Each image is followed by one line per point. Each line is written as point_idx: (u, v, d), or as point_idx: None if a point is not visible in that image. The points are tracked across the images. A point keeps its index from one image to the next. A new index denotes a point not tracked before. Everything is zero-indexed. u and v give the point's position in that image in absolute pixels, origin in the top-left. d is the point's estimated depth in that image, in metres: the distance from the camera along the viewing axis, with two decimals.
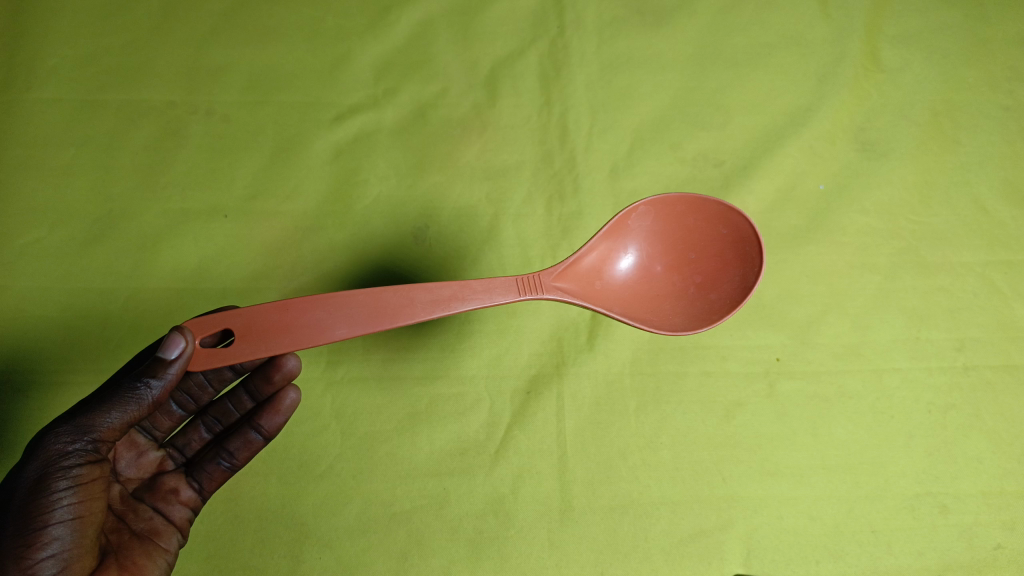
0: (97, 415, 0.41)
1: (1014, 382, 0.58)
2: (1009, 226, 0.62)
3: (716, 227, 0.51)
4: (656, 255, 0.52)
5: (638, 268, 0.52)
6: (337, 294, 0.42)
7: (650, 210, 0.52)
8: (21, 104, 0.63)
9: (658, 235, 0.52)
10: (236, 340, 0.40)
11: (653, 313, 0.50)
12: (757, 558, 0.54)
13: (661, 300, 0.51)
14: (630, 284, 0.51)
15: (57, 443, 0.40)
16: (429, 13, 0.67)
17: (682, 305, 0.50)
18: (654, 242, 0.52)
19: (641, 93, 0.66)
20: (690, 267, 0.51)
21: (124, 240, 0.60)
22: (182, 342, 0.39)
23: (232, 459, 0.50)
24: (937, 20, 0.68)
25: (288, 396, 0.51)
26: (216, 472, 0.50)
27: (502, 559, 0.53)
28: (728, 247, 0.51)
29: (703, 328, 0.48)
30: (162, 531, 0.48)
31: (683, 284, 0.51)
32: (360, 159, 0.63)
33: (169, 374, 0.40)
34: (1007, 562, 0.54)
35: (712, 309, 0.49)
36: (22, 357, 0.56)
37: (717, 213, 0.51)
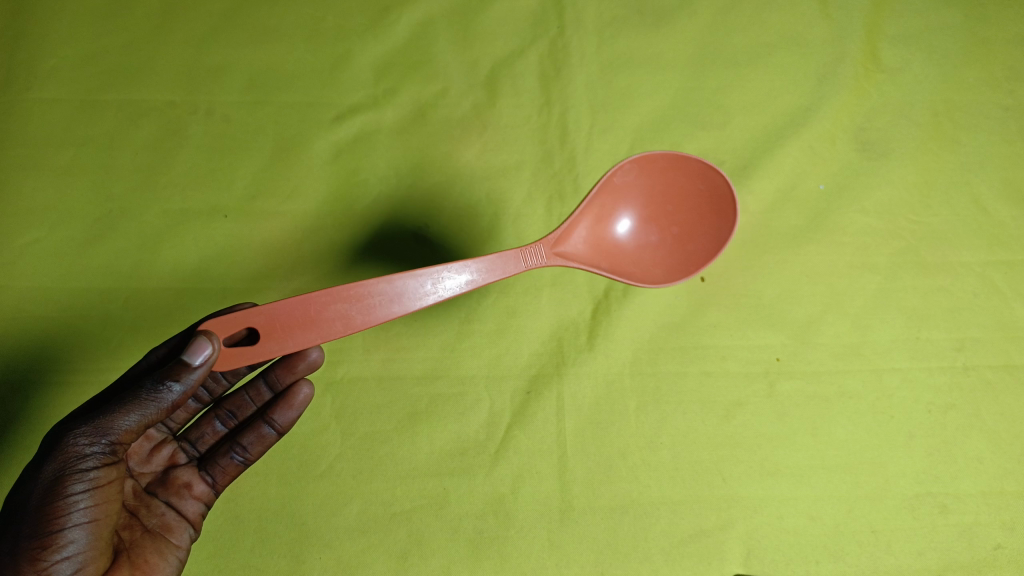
0: (116, 418, 0.41)
1: (1014, 382, 0.58)
2: (1009, 226, 0.62)
3: (693, 181, 0.52)
4: (637, 210, 0.53)
5: (621, 225, 0.53)
6: (359, 285, 0.41)
7: (633, 165, 0.52)
8: (21, 105, 0.63)
9: (639, 192, 0.53)
10: (262, 339, 0.40)
11: (634, 267, 0.52)
12: (757, 558, 0.54)
13: (642, 252, 0.52)
14: (612, 240, 0.53)
15: (76, 446, 0.40)
16: (428, 13, 0.67)
17: (660, 255, 0.52)
18: (634, 198, 0.53)
19: (641, 93, 0.65)
20: (669, 221, 0.53)
21: (124, 240, 0.60)
22: (207, 347, 0.39)
23: (244, 454, 0.50)
24: (937, 20, 0.68)
25: (300, 391, 0.50)
26: (229, 466, 0.50)
27: (502, 559, 0.53)
28: (704, 200, 0.52)
29: (679, 280, 0.50)
30: (174, 527, 0.48)
31: (662, 236, 0.52)
32: (360, 159, 0.63)
33: (191, 377, 0.41)
34: (1006, 562, 0.54)
35: (689, 261, 0.51)
36: (23, 357, 0.56)
37: (696, 169, 0.51)
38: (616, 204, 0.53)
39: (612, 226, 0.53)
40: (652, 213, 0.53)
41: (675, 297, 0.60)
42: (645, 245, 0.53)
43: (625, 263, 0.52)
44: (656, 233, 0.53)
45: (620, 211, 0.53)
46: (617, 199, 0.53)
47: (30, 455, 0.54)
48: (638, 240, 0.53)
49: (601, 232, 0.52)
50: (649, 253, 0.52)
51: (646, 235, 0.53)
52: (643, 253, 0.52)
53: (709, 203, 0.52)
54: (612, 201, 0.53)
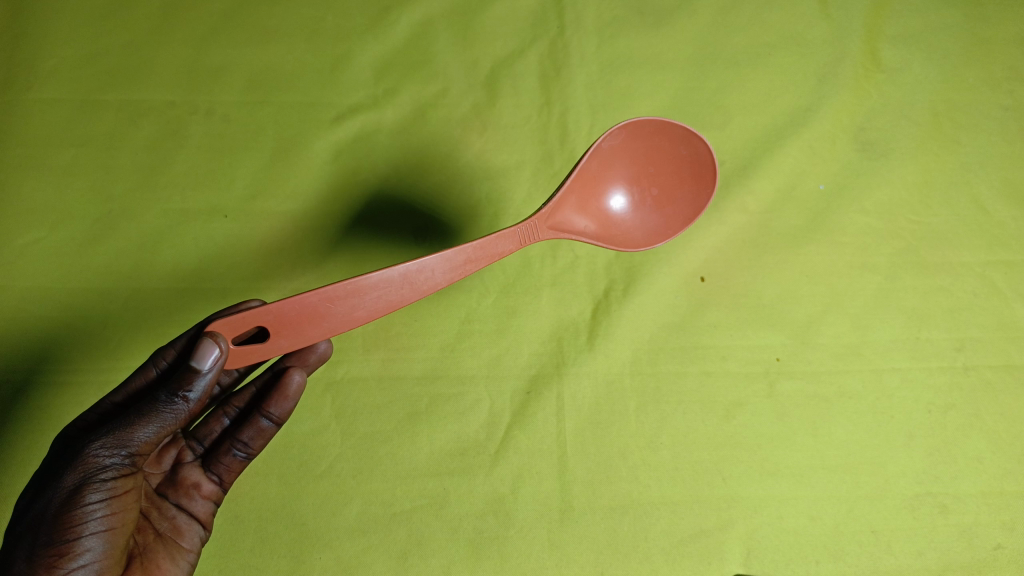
0: (133, 429, 0.40)
1: (1014, 381, 0.58)
2: (1009, 226, 0.62)
3: (676, 146, 0.52)
4: (619, 173, 0.52)
5: (603, 187, 0.52)
6: (372, 278, 0.40)
7: (621, 129, 0.51)
8: (21, 105, 0.63)
9: (622, 155, 0.52)
10: (272, 337, 0.39)
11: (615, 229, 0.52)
12: (757, 558, 0.54)
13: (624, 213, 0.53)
14: (596, 202, 0.52)
15: (96, 456, 0.40)
16: (428, 13, 0.67)
17: (640, 217, 0.53)
18: (618, 161, 0.52)
19: (641, 93, 0.65)
20: (650, 185, 0.53)
21: (124, 240, 0.60)
22: (216, 349, 0.38)
23: (247, 450, 0.49)
24: (937, 20, 0.68)
25: (294, 379, 0.48)
26: (234, 464, 0.49)
27: (502, 559, 0.53)
28: (686, 167, 0.52)
29: (659, 243, 0.52)
30: (184, 529, 0.48)
31: (644, 199, 0.53)
32: (360, 159, 0.63)
33: (201, 381, 0.40)
34: (1006, 562, 0.54)
35: (667, 223, 0.52)
36: (23, 357, 0.56)
37: (682, 136, 0.51)
38: (600, 167, 0.52)
39: (595, 187, 0.52)
40: (635, 177, 0.53)
41: (675, 297, 0.60)
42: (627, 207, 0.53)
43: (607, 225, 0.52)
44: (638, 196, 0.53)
45: (604, 174, 0.52)
46: (601, 162, 0.52)
47: (30, 455, 0.54)
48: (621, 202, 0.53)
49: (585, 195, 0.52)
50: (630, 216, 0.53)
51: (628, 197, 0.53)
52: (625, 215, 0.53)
53: (692, 168, 0.52)
54: (597, 165, 0.52)
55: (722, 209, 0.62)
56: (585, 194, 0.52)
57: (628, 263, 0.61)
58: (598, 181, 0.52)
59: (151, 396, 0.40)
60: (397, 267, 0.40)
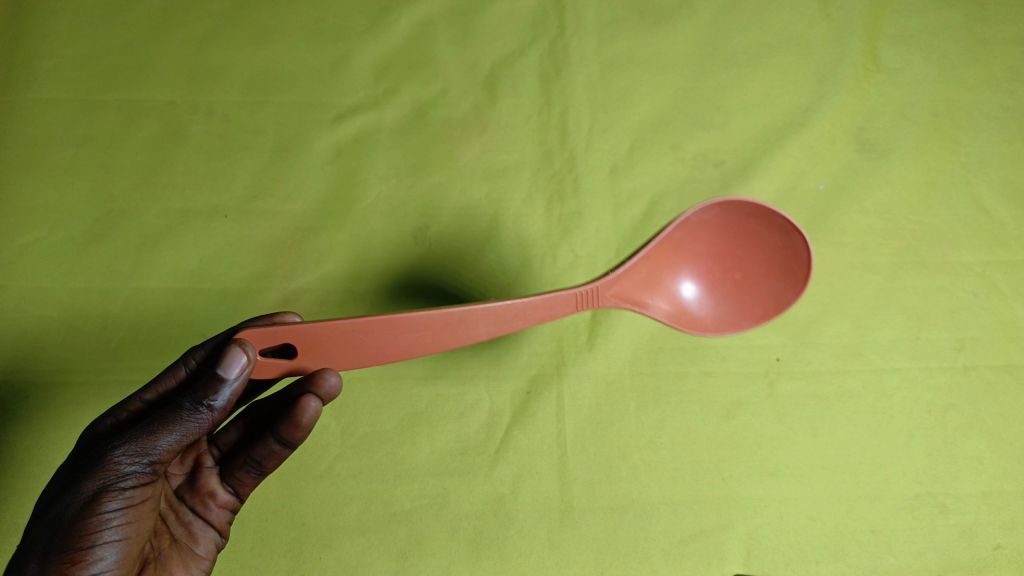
0: (156, 436, 0.40)
1: (1014, 382, 0.58)
2: (1009, 226, 0.62)
3: (771, 239, 0.51)
4: (700, 254, 0.52)
5: (682, 263, 0.52)
6: (410, 317, 0.41)
7: (716, 205, 0.50)
8: (21, 105, 0.63)
9: (708, 235, 0.52)
10: (299, 356, 0.41)
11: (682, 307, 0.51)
12: (757, 558, 0.54)
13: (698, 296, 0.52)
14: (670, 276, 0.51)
15: (118, 462, 0.40)
16: (428, 13, 0.67)
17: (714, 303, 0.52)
18: (703, 241, 0.52)
19: (641, 93, 0.65)
20: (732, 271, 0.52)
21: (124, 240, 0.60)
22: (242, 357, 0.38)
23: (261, 468, 0.47)
24: (937, 20, 0.68)
25: (309, 405, 0.42)
26: (247, 479, 0.48)
27: (502, 559, 0.53)
28: (774, 258, 0.51)
29: (728, 333, 0.51)
30: (199, 536, 0.49)
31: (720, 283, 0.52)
32: (360, 159, 0.63)
33: (226, 390, 0.40)
34: (1007, 562, 0.54)
35: (742, 312, 0.51)
36: (23, 357, 0.56)
37: (771, 225, 0.50)
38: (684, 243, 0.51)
39: (672, 260, 0.52)
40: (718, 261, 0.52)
41: None
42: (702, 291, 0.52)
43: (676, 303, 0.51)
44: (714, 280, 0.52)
45: (684, 249, 0.52)
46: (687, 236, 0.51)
47: (29, 455, 0.54)
48: (695, 282, 0.52)
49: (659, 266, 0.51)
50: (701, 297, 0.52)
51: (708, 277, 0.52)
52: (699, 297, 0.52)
53: (781, 261, 0.51)
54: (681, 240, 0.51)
55: None
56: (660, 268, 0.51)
57: None
58: (675, 256, 0.52)
59: (175, 403, 0.40)
60: (438, 313, 0.41)
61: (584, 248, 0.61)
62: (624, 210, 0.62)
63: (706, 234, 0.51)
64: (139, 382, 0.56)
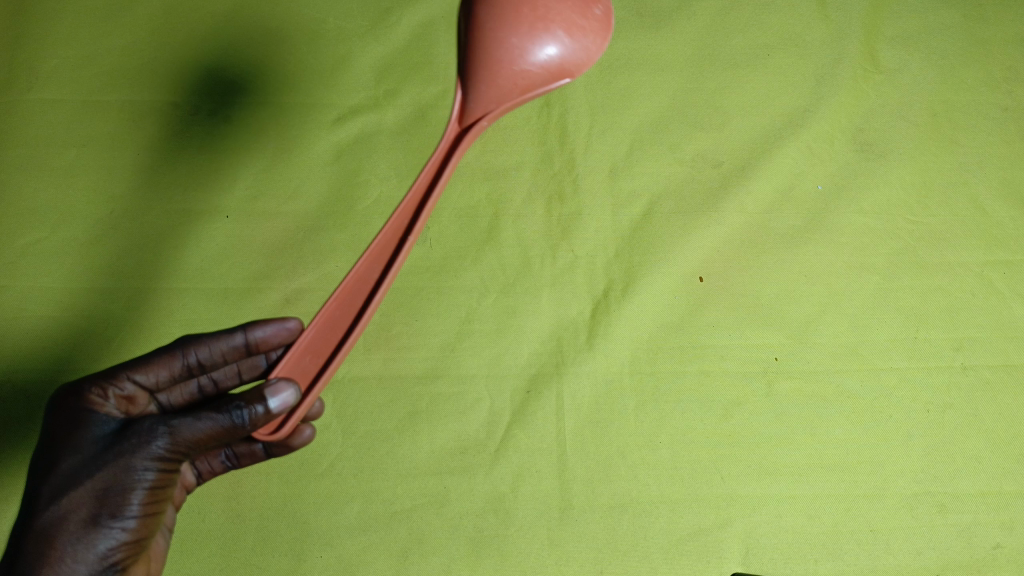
0: (191, 426, 0.41)
1: (1013, 381, 0.59)
2: (1007, 226, 0.63)
3: (577, 29, 0.44)
4: (478, 114, 0.43)
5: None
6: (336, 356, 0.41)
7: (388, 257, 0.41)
8: (23, 106, 0.63)
9: (473, 91, 0.43)
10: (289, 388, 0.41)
11: (545, 37, 0.44)
12: (756, 557, 0.54)
13: (534, 46, 0.44)
14: (497, 32, 0.44)
15: (156, 442, 0.42)
16: (429, 14, 0.67)
17: (560, 39, 0.44)
18: (480, 78, 0.43)
19: (641, 94, 0.66)
20: (556, 37, 0.44)
21: (124, 240, 0.60)
22: (286, 392, 0.39)
23: (235, 458, 0.51)
24: (935, 21, 0.68)
25: (304, 432, 0.51)
26: (216, 466, 0.51)
27: (502, 557, 0.53)
28: (578, 23, 0.45)
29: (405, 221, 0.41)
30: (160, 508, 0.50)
31: (580, 29, 0.44)
32: (360, 160, 0.63)
33: (255, 411, 0.39)
34: (1006, 561, 0.54)
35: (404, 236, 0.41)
36: (23, 358, 0.57)
37: (581, 28, 0.44)
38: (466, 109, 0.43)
39: (482, 99, 0.43)
40: (606, 35, 0.45)
41: (674, 297, 0.60)
42: (525, 58, 0.43)
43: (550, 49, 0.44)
44: (558, 26, 0.44)
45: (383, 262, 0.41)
46: (475, 101, 0.43)
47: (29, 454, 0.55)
48: (517, 29, 0.44)
49: (489, 65, 0.43)
50: (543, 33, 0.44)
51: (570, 25, 0.44)
52: (524, 40, 0.43)
53: (582, 27, 0.45)
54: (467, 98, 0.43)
55: (722, 210, 0.63)
56: (484, 59, 0.43)
57: (628, 263, 0.61)
58: (483, 89, 0.43)
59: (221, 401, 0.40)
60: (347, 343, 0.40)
61: (584, 248, 0.61)
62: (624, 210, 0.62)
63: (478, 28, 0.44)
64: None
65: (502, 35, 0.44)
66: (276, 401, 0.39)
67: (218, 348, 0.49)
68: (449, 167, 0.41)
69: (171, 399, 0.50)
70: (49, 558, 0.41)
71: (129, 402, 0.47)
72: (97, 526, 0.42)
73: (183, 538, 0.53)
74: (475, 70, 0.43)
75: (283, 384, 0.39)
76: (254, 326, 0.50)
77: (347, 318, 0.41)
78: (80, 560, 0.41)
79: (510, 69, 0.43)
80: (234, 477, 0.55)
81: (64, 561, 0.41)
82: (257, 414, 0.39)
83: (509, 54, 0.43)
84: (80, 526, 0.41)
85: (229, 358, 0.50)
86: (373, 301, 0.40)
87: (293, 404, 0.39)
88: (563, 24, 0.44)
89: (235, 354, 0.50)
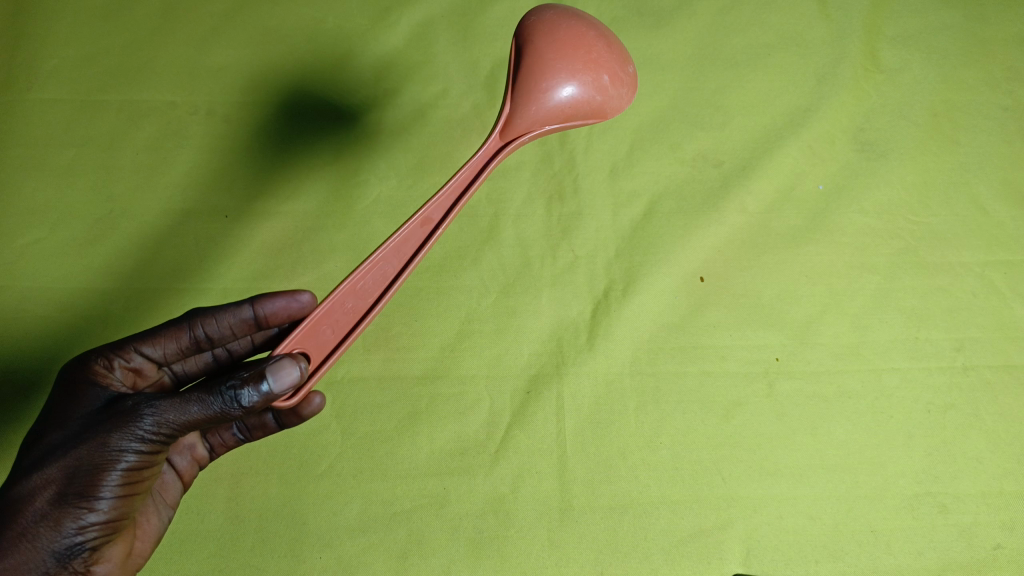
0: (180, 408, 0.39)
1: (1014, 381, 0.58)
2: (1008, 226, 0.62)
3: (621, 78, 0.47)
4: (517, 133, 0.45)
5: (595, 33, 0.47)
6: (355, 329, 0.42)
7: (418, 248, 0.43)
8: (22, 105, 0.63)
9: (520, 109, 0.45)
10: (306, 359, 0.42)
11: (591, 79, 0.46)
12: (757, 558, 0.54)
13: (582, 83, 0.46)
14: (551, 59, 0.46)
15: (139, 423, 0.40)
16: (428, 14, 0.67)
17: (604, 83, 0.46)
18: (529, 99, 0.45)
19: (641, 93, 0.66)
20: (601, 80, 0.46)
21: (124, 239, 0.60)
22: (294, 371, 0.39)
23: (246, 432, 0.51)
24: (936, 21, 0.68)
25: (313, 400, 0.49)
26: (228, 439, 0.51)
27: (502, 558, 0.53)
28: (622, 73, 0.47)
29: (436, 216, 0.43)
30: (165, 486, 0.49)
31: (621, 79, 0.47)
32: (360, 159, 0.63)
33: (252, 391, 0.38)
34: (1007, 562, 0.54)
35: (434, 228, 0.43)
36: (23, 358, 0.56)
37: (624, 77, 0.47)
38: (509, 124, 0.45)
39: (524, 119, 0.45)
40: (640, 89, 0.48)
41: (674, 297, 0.60)
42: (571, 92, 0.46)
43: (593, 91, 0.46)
44: (606, 72, 0.46)
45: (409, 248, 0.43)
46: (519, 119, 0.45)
47: None
48: (569, 62, 0.46)
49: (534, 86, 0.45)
50: (590, 73, 0.46)
51: (616, 75, 0.47)
52: (574, 76, 0.46)
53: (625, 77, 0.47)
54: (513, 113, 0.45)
55: (722, 209, 0.63)
56: (535, 82, 0.45)
57: (628, 263, 0.61)
58: (529, 108, 0.45)
59: (214, 381, 0.39)
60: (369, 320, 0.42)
61: (584, 248, 0.61)
62: (625, 210, 0.62)
63: (534, 51, 0.46)
64: None
65: (555, 64, 0.46)
66: (275, 381, 0.38)
67: (224, 321, 0.48)
68: (484, 174, 0.43)
69: (186, 368, 0.51)
70: (13, 534, 0.38)
71: (136, 374, 0.47)
72: (66, 505, 0.39)
73: (183, 538, 0.53)
74: (526, 89, 0.46)
75: (288, 364, 0.39)
76: (263, 299, 0.48)
77: (373, 291, 0.42)
78: (45, 540, 0.39)
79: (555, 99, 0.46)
80: (234, 478, 0.55)
81: (29, 539, 0.39)
82: (257, 395, 0.38)
83: (558, 84, 0.46)
84: (49, 504, 0.39)
85: (238, 332, 0.49)
86: (398, 282, 0.42)
87: (294, 384, 0.39)
88: (609, 70, 0.47)
89: (244, 327, 0.49)
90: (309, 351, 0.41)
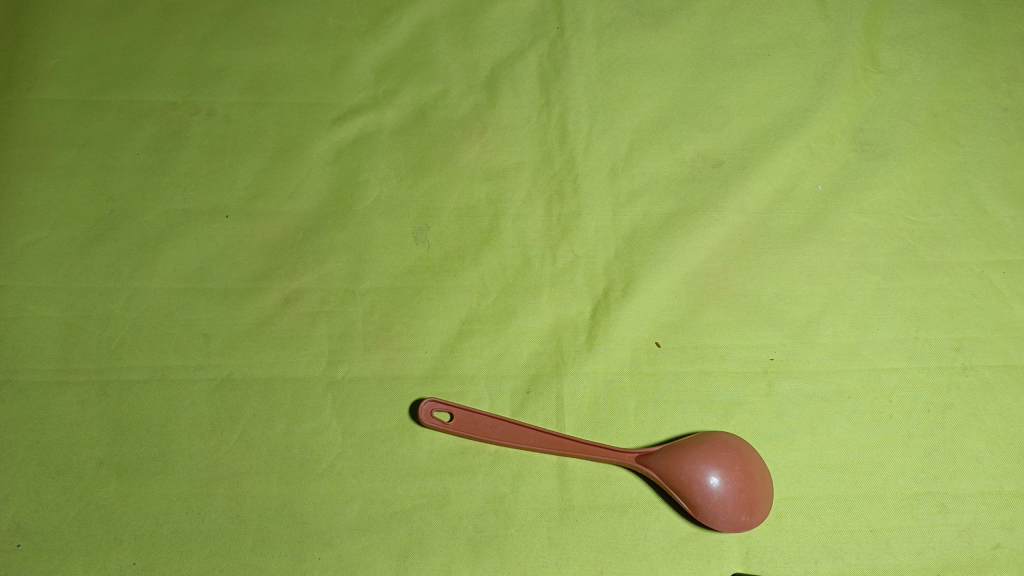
0: None
1: (1013, 381, 0.59)
2: (1007, 226, 0.63)
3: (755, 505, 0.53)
4: (659, 472, 0.54)
5: (750, 500, 0.53)
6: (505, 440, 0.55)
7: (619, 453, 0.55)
8: (21, 105, 0.63)
9: (700, 433, 0.56)
10: (456, 418, 0.55)
11: (710, 514, 0.53)
12: (757, 557, 0.54)
13: (721, 473, 0.54)
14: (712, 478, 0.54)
15: None
16: (428, 13, 0.67)
17: (725, 487, 0.53)
18: (697, 438, 0.55)
19: (641, 93, 0.66)
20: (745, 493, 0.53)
21: (125, 240, 0.60)
22: None
23: None
24: (936, 21, 0.68)
25: None
26: None
27: (501, 557, 0.53)
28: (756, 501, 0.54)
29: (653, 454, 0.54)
30: None
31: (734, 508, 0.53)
32: (360, 159, 0.63)
33: None
34: (1007, 562, 0.54)
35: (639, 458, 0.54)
36: (24, 358, 0.57)
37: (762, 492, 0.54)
38: (665, 459, 0.54)
39: (669, 470, 0.54)
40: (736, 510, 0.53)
41: (674, 297, 0.60)
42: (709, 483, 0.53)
43: (704, 510, 0.53)
44: (742, 516, 0.53)
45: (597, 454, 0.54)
46: (677, 457, 0.54)
47: (29, 455, 0.54)
48: (722, 483, 0.53)
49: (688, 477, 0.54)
50: (727, 473, 0.54)
51: (733, 519, 0.53)
52: (722, 474, 0.54)
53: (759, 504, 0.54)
54: (686, 435, 0.56)
55: (722, 210, 0.63)
56: (665, 485, 0.54)
57: (628, 263, 0.61)
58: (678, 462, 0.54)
59: None
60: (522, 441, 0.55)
61: (584, 247, 0.61)
62: (625, 210, 0.62)
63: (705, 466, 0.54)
64: (139, 382, 0.56)
65: (675, 498, 0.54)
66: None
67: None
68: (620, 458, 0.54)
69: None
70: None
71: None
72: None
73: (183, 538, 0.53)
74: (679, 474, 0.54)
75: None
76: None
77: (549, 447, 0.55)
78: None
79: (700, 480, 0.53)
80: (234, 477, 0.55)
81: None
82: None
83: (713, 460, 0.54)
84: None
85: None
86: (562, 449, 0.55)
87: None
88: (719, 521, 0.53)
89: None
90: (460, 415, 0.55)
